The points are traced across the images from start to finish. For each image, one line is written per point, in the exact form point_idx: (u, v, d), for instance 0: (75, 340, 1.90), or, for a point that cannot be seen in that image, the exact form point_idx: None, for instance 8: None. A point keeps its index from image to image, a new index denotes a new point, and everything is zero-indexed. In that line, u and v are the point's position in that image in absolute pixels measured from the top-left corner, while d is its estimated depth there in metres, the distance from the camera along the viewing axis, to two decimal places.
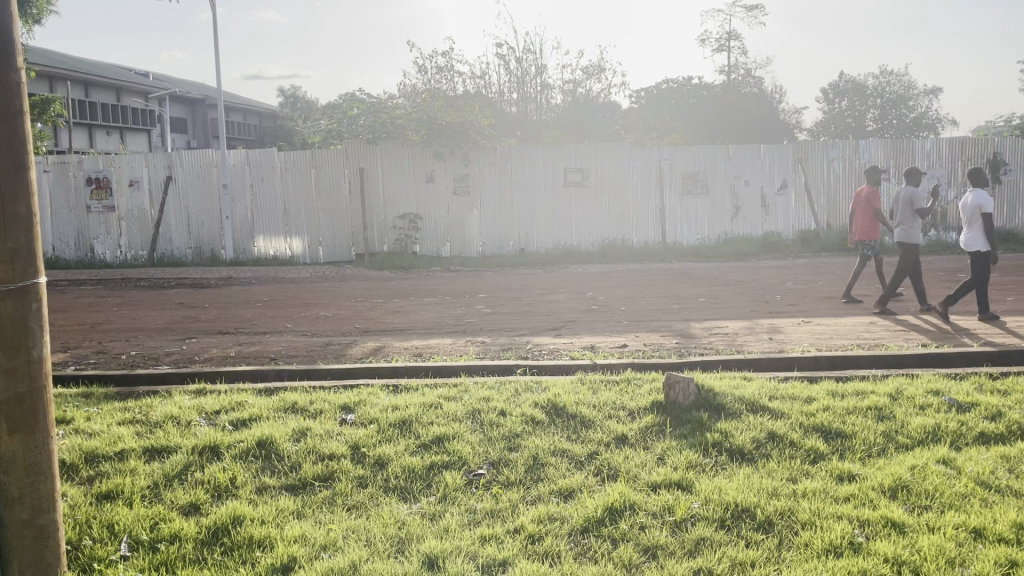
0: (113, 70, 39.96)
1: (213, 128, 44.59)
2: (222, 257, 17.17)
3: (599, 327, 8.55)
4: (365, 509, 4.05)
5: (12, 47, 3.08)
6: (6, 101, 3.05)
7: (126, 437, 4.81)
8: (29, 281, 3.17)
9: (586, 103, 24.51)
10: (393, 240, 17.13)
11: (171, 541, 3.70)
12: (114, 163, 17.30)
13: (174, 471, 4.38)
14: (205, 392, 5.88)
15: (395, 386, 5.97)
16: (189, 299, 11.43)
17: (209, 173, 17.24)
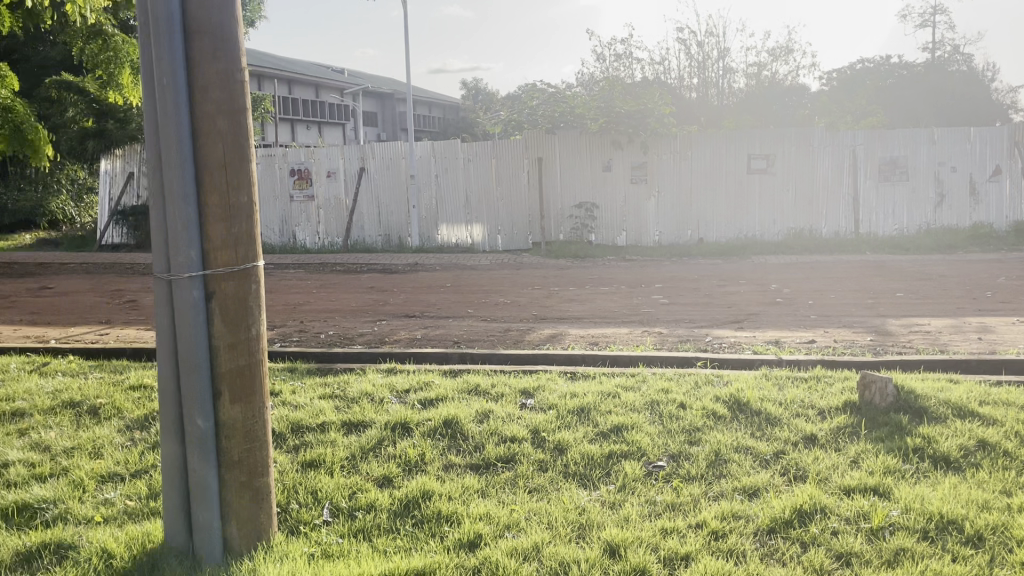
0: (314, 68, 42.81)
1: (401, 121, 46.77)
2: (408, 244, 17.97)
3: (784, 321, 8.20)
4: (545, 492, 4.13)
5: (237, 49, 3.37)
6: (232, 98, 3.36)
7: (327, 411, 5.18)
8: (249, 263, 3.47)
9: (771, 87, 23.47)
10: (570, 228, 17.25)
11: (367, 510, 3.95)
12: (314, 156, 18.56)
13: (370, 445, 4.67)
14: (395, 371, 6.21)
15: (574, 373, 6.03)
16: (378, 284, 12.06)
17: (398, 164, 18.10)
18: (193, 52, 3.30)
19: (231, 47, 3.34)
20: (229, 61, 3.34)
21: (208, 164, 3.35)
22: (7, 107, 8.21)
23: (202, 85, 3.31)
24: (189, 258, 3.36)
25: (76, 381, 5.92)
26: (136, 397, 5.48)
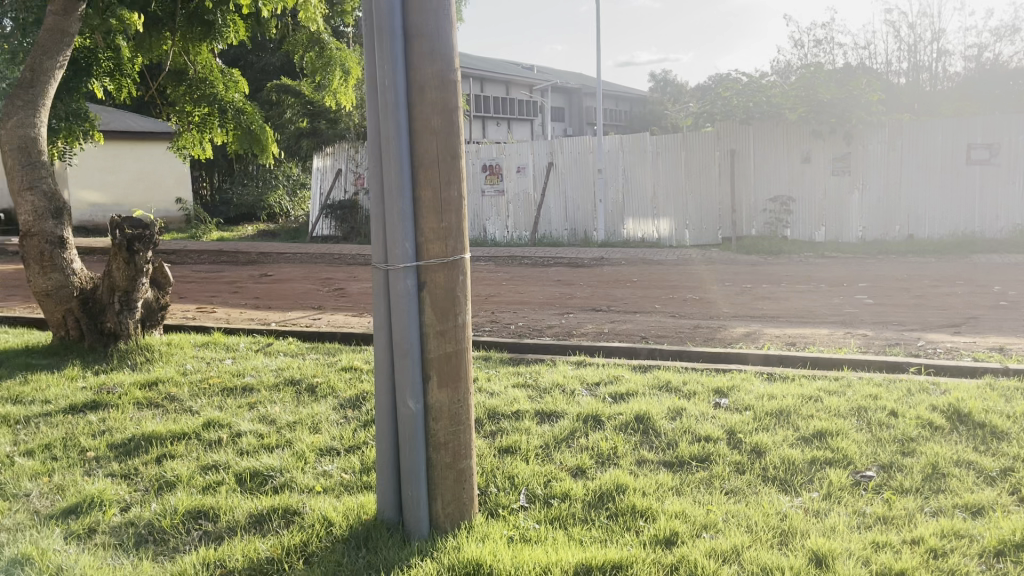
0: (505, 66, 43.92)
1: (589, 115, 46.97)
2: (594, 238, 18.07)
3: (1009, 327, 7.46)
4: (743, 495, 4.01)
5: (452, 50, 3.52)
6: (446, 97, 3.52)
7: (520, 400, 5.32)
8: (458, 255, 3.63)
9: (995, 69, 21.37)
10: (763, 223, 16.68)
11: (562, 498, 4.02)
12: (505, 151, 19.07)
13: (563, 435, 4.74)
14: (586, 364, 6.26)
15: (770, 374, 5.82)
16: (566, 277, 12.19)
17: (586, 158, 18.19)
18: (412, 54, 3.49)
19: (446, 47, 3.50)
20: (444, 61, 3.50)
21: (423, 160, 3.54)
22: (240, 109, 8.93)
23: (419, 86, 3.50)
24: (405, 250, 3.56)
25: (295, 361, 6.46)
26: (348, 379, 5.90)
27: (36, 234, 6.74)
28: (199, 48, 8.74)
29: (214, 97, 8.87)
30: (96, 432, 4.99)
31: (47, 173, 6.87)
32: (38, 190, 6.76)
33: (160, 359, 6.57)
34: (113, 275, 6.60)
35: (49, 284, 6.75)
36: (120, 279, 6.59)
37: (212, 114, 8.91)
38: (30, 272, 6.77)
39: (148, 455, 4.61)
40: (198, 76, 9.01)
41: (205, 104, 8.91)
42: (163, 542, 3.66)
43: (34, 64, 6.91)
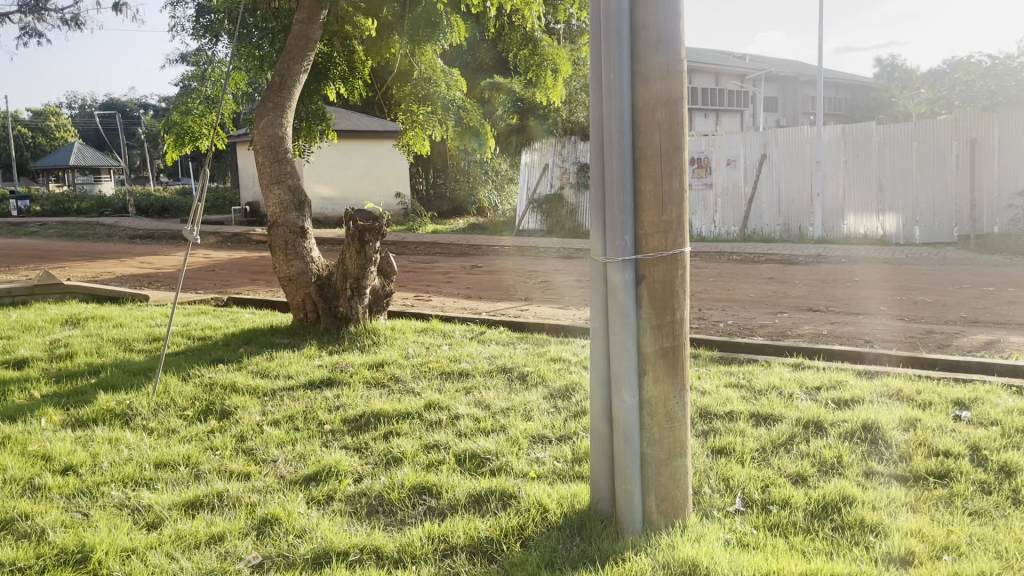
0: (715, 56, 42.69)
1: (804, 105, 44.58)
2: (810, 235, 17.27)
3: None
4: (990, 518, 3.63)
5: (680, 40, 3.45)
6: (672, 88, 3.45)
7: (734, 400, 5.15)
8: (678, 249, 3.54)
9: None
10: (1008, 220, 14.91)
11: (782, 506, 3.84)
12: (715, 144, 18.59)
13: (781, 440, 4.54)
14: (804, 366, 5.96)
15: (1020, 387, 5.23)
16: (779, 275, 11.65)
17: (803, 149, 17.30)
18: (638, 47, 3.46)
19: (673, 38, 3.43)
20: (672, 52, 3.44)
21: (646, 152, 3.50)
22: (461, 106, 9.62)
23: (644, 77, 3.46)
24: (624, 242, 3.55)
25: (507, 349, 6.66)
26: (558, 369, 6.01)
27: (282, 224, 7.41)
28: (424, 50, 9.26)
29: (439, 95, 9.49)
30: (331, 407, 5.42)
31: (291, 168, 7.55)
32: (284, 185, 7.44)
33: (385, 342, 7.02)
34: (346, 263, 7.16)
35: (291, 270, 7.38)
36: (352, 267, 7.14)
37: (435, 111, 9.51)
38: (276, 259, 7.46)
39: (376, 432, 4.94)
40: (422, 75, 9.55)
41: (429, 102, 9.52)
42: (392, 513, 3.92)
43: (284, 70, 7.67)
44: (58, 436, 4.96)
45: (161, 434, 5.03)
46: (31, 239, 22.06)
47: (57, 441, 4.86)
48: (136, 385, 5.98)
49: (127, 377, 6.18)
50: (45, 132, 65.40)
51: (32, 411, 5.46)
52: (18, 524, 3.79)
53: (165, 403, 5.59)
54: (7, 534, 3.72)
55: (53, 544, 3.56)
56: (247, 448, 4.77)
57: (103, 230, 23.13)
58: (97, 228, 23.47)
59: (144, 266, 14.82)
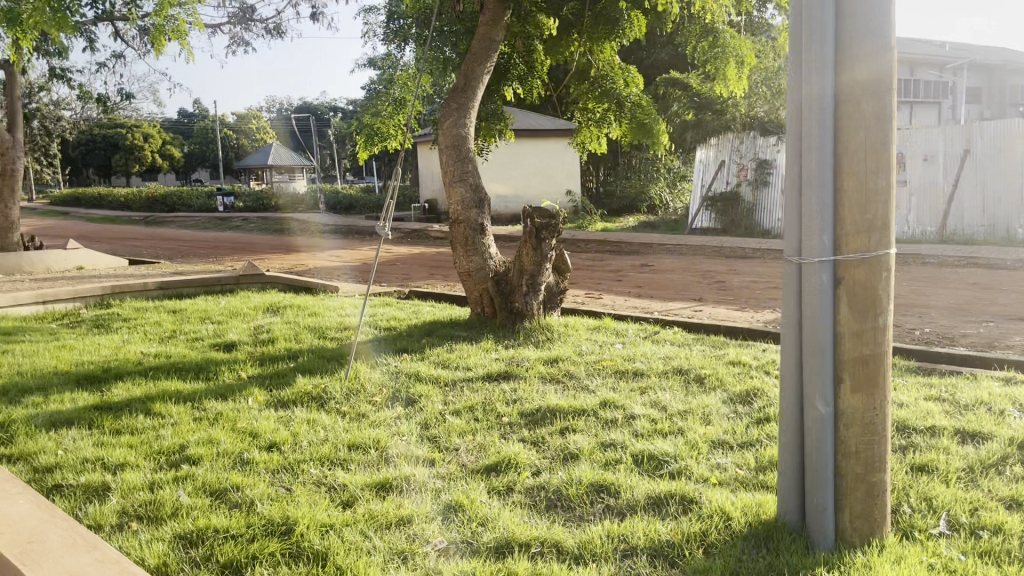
0: (909, 44, 39.88)
1: (1013, 95, 40.70)
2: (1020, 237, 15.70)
3: None
4: None
5: (891, 31, 3.22)
6: (880, 81, 3.23)
7: (935, 415, 4.78)
8: (881, 251, 3.30)
9: None
10: None
11: (993, 531, 3.53)
12: (910, 139, 17.28)
13: (991, 460, 4.16)
14: (1016, 381, 5.43)
15: None
16: (984, 280, 10.70)
17: (1016, 143, 15.75)
18: (842, 40, 3.28)
19: (883, 30, 3.21)
20: (883, 45, 3.22)
21: (848, 150, 3.31)
22: (636, 102, 9.55)
23: (849, 70, 3.27)
24: (822, 243, 3.37)
25: (683, 350, 6.54)
26: (738, 374, 5.83)
27: (462, 221, 7.66)
28: (603, 47, 9.32)
29: (615, 93, 9.49)
30: (509, 400, 5.53)
31: (473, 167, 7.77)
32: (466, 183, 7.68)
33: (559, 339, 7.09)
34: (523, 259, 7.31)
35: (470, 266, 7.59)
36: (529, 263, 7.28)
37: (612, 108, 9.55)
38: (456, 254, 7.71)
39: (553, 427, 4.99)
40: (600, 72, 9.59)
41: (605, 99, 9.57)
42: (571, 509, 3.94)
43: (468, 71, 7.90)
44: (263, 415, 5.38)
45: (354, 418, 5.35)
46: (235, 232, 24.12)
47: (263, 419, 5.27)
48: (329, 371, 6.39)
49: (321, 363, 6.62)
50: (248, 134, 71.17)
51: (241, 390, 5.96)
52: (231, 494, 4.15)
53: (356, 388, 5.93)
54: (221, 502, 4.08)
55: (261, 516, 3.87)
56: (430, 435, 4.97)
57: (295, 225, 24.87)
58: (291, 223, 25.27)
59: (333, 259, 15.78)
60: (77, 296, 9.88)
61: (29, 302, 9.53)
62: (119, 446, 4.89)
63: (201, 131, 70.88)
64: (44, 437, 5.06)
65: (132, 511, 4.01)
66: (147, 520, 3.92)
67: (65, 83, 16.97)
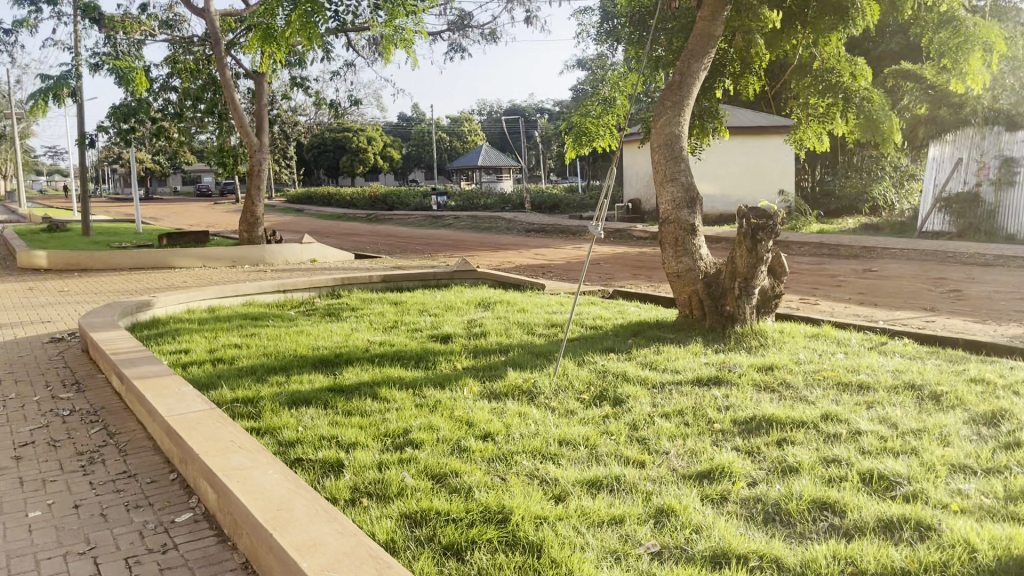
0: None
1: None
2: None
3: None
4: None
5: None
6: None
7: None
8: None
9: None
10: None
11: None
12: None
13: None
14: None
15: None
16: None
17: None
18: None
19: None
20: None
21: None
22: (865, 97, 8.94)
23: None
24: None
25: (914, 364, 6.04)
26: (981, 393, 5.30)
27: (673, 221, 7.54)
28: (828, 40, 8.85)
29: (840, 88, 8.96)
30: (721, 407, 5.38)
31: (685, 167, 7.64)
32: (677, 183, 7.56)
33: (773, 345, 6.79)
34: (736, 262, 7.06)
35: (680, 267, 7.47)
36: (742, 266, 7.02)
37: (835, 103, 9.03)
38: (665, 254, 7.63)
39: (769, 437, 4.79)
40: (824, 65, 9.10)
41: (829, 94, 9.07)
42: (790, 524, 3.76)
43: (684, 68, 7.78)
44: (477, 405, 5.59)
45: (563, 414, 5.42)
46: (446, 230, 25.28)
47: (477, 409, 5.48)
48: (539, 366, 6.52)
49: (531, 358, 6.77)
50: (460, 137, 74.18)
51: (456, 381, 6.24)
52: (451, 480, 4.35)
53: (565, 385, 6.01)
54: (442, 487, 4.29)
55: (479, 502, 4.02)
56: (640, 436, 4.93)
57: (503, 224, 25.65)
58: (498, 222, 26.10)
59: (539, 257, 16.12)
60: (311, 286, 10.80)
61: (272, 290, 10.54)
62: (351, 426, 5.27)
63: (417, 133, 74.83)
64: (286, 414, 5.58)
65: (362, 488, 4.31)
66: (377, 497, 4.20)
67: (304, 91, 18.62)
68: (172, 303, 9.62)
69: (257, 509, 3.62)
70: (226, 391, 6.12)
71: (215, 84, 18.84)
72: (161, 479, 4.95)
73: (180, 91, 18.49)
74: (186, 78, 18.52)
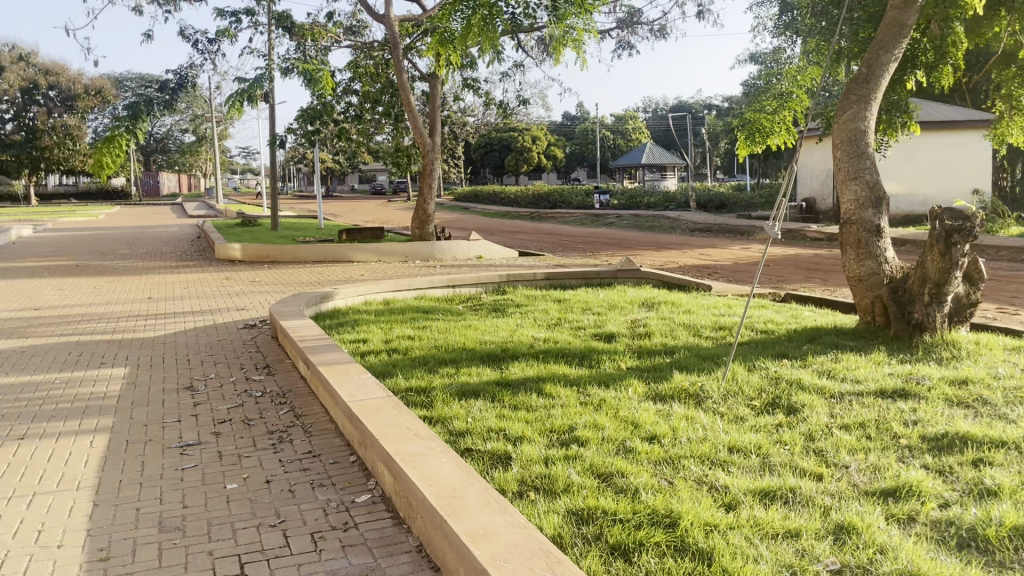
0: None
1: None
2: None
3: None
4: None
5: None
6: None
7: None
8: None
9: None
10: None
11: None
12: None
13: None
14: None
15: None
16: None
17: None
18: None
19: None
20: None
21: None
22: None
23: None
24: None
25: None
26: None
27: (855, 221, 7.14)
28: None
29: None
30: (907, 421, 5.03)
31: (870, 164, 7.20)
32: (861, 181, 7.14)
33: (968, 357, 6.27)
34: (926, 266, 6.62)
35: (862, 270, 7.08)
36: (934, 270, 6.56)
37: None
38: (846, 257, 7.24)
39: (963, 457, 4.43)
40: None
41: None
42: (988, 552, 3.46)
43: (872, 60, 7.32)
44: (643, 406, 5.53)
45: (732, 420, 5.26)
46: (610, 229, 25.22)
47: (643, 410, 5.43)
48: (707, 369, 6.37)
49: (699, 361, 6.61)
50: (625, 135, 73.70)
51: (621, 380, 6.20)
52: (617, 479, 4.33)
53: (735, 390, 5.83)
54: (608, 486, 4.28)
55: (646, 504, 3.98)
56: (817, 448, 4.70)
57: (668, 223, 25.25)
58: (663, 221, 25.73)
59: (704, 257, 15.75)
60: (479, 282, 11.10)
61: (442, 285, 10.91)
62: (517, 420, 5.37)
63: (582, 132, 75.00)
64: (456, 404, 5.76)
65: (529, 481, 4.38)
66: (544, 491, 4.26)
67: (474, 92, 19.13)
68: (352, 295, 10.19)
69: (432, 495, 3.76)
70: (401, 380, 6.41)
71: (392, 87, 19.74)
72: (342, 460, 5.25)
73: (361, 94, 19.51)
74: (366, 81, 19.51)
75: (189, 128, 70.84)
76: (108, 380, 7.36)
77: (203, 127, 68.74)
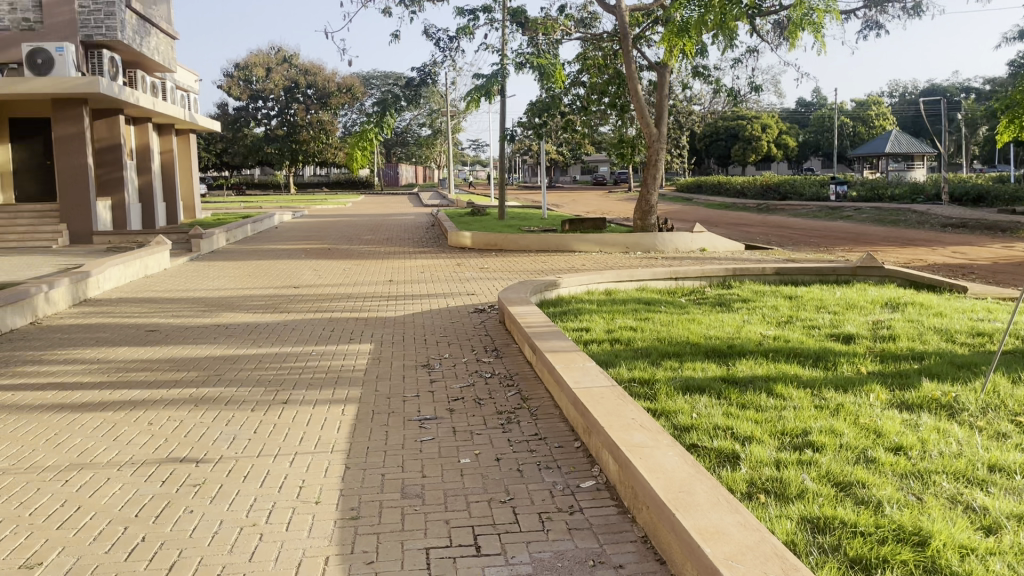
0: None
1: None
2: None
3: None
4: None
5: None
6: None
7: None
8: None
9: None
10: None
11: None
12: None
13: None
14: None
15: None
16: None
17: None
18: None
19: None
20: None
21: None
22: None
23: None
24: None
25: None
26: None
27: None
28: None
29: None
30: None
31: None
32: None
33: None
34: None
35: None
36: None
37: None
38: None
39: None
40: None
41: None
42: None
43: None
44: (886, 414, 5.17)
45: (992, 435, 4.78)
46: (847, 222, 23.66)
47: (887, 419, 5.07)
48: (962, 379, 5.82)
49: (952, 369, 6.06)
50: (867, 121, 68.57)
51: (861, 385, 5.83)
52: (857, 490, 4.09)
53: (995, 403, 5.29)
54: (847, 495, 4.05)
55: (891, 519, 3.72)
56: None
57: (914, 217, 23.22)
58: (909, 215, 23.70)
59: (957, 255, 14.32)
60: (703, 275, 10.86)
61: (665, 276, 10.80)
62: (746, 420, 5.22)
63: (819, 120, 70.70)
64: (682, 399, 5.70)
65: (760, 483, 4.25)
66: (775, 495, 4.12)
67: (703, 80, 18.68)
68: (576, 284, 10.38)
69: (660, 487, 3.77)
70: (625, 371, 6.45)
71: (621, 78, 19.74)
72: (568, 445, 5.38)
73: (588, 85, 19.72)
74: (595, 72, 19.67)
75: (428, 122, 75.41)
76: (356, 354, 8.07)
77: (439, 121, 72.88)
